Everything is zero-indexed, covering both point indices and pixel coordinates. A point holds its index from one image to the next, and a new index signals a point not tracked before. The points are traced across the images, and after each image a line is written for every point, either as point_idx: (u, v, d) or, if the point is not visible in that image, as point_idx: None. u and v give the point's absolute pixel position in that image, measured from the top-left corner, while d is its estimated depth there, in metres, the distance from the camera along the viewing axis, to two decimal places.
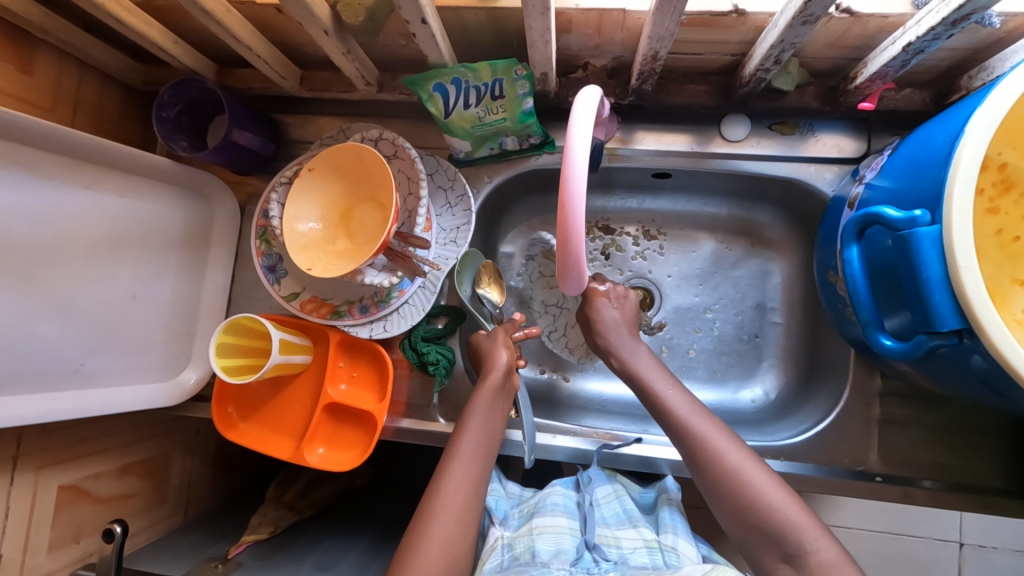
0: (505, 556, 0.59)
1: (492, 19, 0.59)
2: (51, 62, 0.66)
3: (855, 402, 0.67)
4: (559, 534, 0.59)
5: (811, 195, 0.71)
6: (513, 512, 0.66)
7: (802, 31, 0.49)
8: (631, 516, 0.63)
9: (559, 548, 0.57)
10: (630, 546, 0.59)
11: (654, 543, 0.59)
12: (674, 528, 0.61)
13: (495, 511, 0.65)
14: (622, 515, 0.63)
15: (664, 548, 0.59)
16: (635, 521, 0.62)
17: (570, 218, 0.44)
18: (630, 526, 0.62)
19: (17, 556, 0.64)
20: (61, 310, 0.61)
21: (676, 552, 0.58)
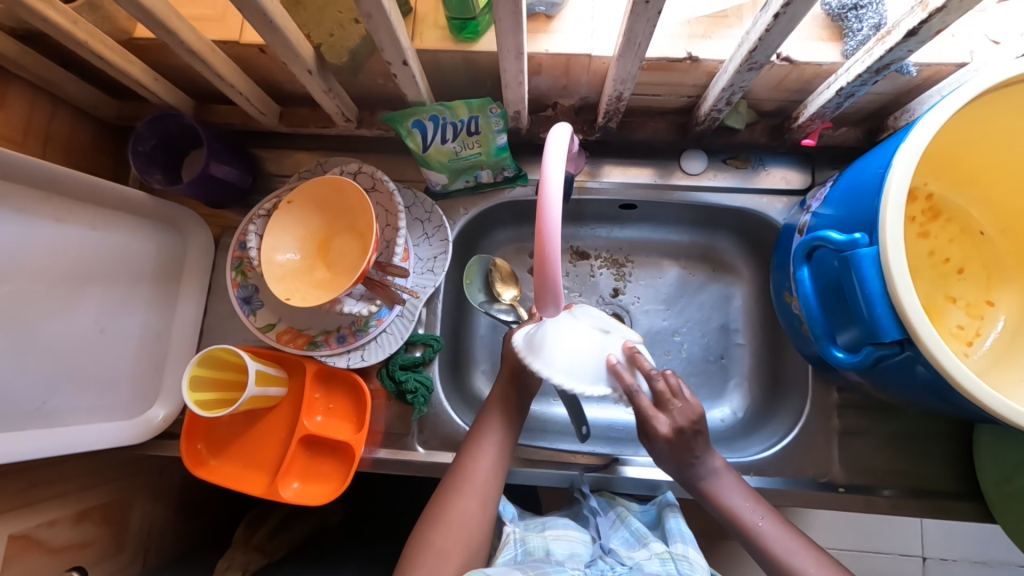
0: (518, 550, 0.61)
1: (467, 62, 0.63)
2: (24, 96, 0.66)
3: (815, 416, 0.72)
4: (572, 541, 0.62)
5: (765, 223, 0.77)
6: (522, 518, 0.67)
7: (748, 76, 0.54)
8: (640, 537, 0.63)
9: (573, 550, 0.61)
10: (643, 559, 0.59)
11: (665, 553, 0.59)
12: (683, 538, 0.61)
13: (505, 512, 0.66)
14: (630, 537, 0.63)
15: (675, 557, 0.59)
16: (644, 540, 0.62)
17: (547, 243, 0.45)
18: (641, 546, 0.62)
19: None
20: (27, 344, 0.59)
21: (689, 561, 0.58)
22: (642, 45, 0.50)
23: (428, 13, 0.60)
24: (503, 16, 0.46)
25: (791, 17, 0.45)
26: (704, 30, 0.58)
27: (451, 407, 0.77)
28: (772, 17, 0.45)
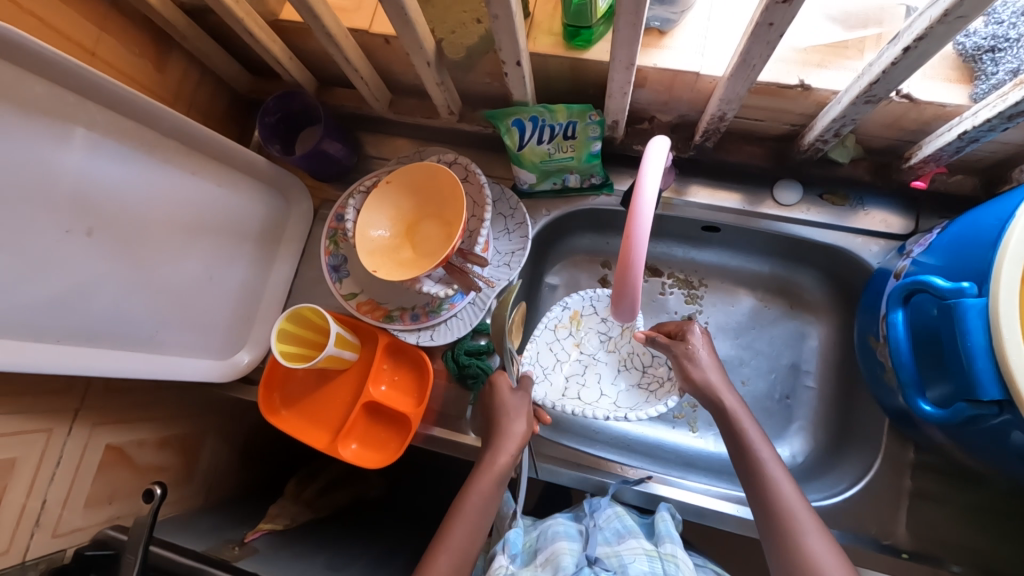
0: None
1: (575, 69, 0.65)
2: (179, 64, 0.75)
3: (885, 473, 0.68)
4: (559, 556, 0.59)
5: (855, 264, 0.74)
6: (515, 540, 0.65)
7: (864, 109, 0.53)
8: (631, 530, 0.62)
9: (558, 567, 0.57)
10: (630, 555, 0.58)
11: (654, 552, 0.59)
12: (672, 538, 0.60)
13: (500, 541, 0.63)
14: (620, 530, 0.63)
15: (664, 557, 0.58)
16: (635, 534, 0.62)
17: (634, 249, 0.48)
18: (631, 538, 0.61)
19: (58, 507, 0.66)
20: (152, 278, 0.66)
21: (676, 562, 0.57)
22: (757, 68, 0.50)
23: (545, 20, 0.63)
24: (623, 27, 0.48)
25: (921, 53, 0.44)
26: (820, 59, 0.57)
27: None
28: (900, 50, 0.44)
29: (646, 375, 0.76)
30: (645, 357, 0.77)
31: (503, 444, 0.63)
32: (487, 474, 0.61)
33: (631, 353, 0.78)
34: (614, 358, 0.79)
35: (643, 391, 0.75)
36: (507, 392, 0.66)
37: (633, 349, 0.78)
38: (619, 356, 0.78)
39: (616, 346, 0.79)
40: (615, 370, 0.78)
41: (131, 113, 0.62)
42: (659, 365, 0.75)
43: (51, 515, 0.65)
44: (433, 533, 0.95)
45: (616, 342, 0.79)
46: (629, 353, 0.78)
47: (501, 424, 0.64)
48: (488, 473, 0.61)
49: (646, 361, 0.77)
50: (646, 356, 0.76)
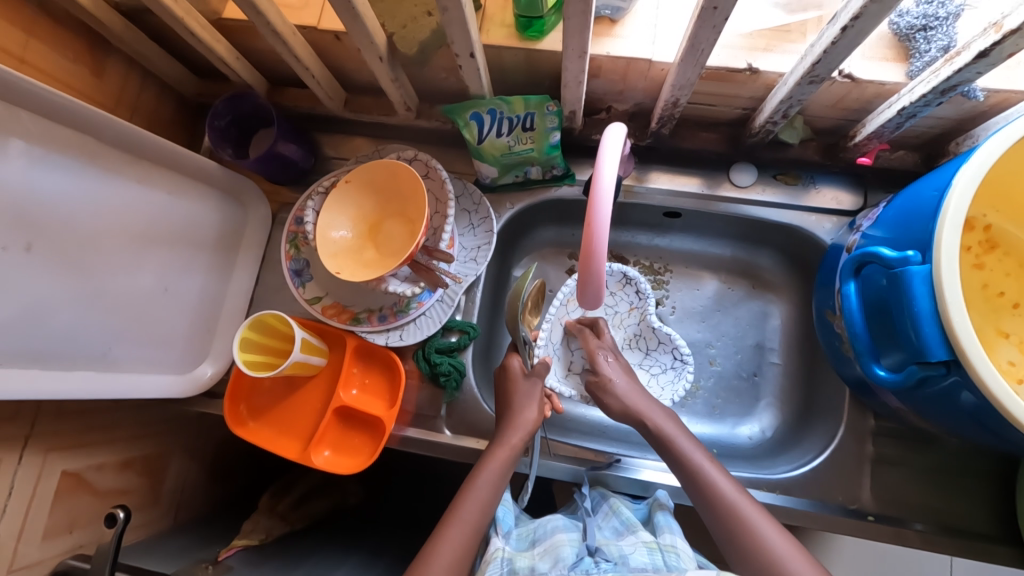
0: (503, 569, 0.57)
1: (529, 61, 0.65)
2: (119, 68, 0.71)
3: (849, 440, 0.70)
4: (558, 547, 0.58)
5: (811, 242, 0.76)
6: (513, 531, 0.64)
7: (809, 89, 0.54)
8: (629, 526, 0.61)
9: (558, 557, 0.56)
10: (630, 547, 0.57)
11: (653, 543, 0.58)
12: (671, 529, 0.60)
13: (498, 524, 0.64)
14: (619, 527, 0.62)
15: (664, 549, 0.57)
16: (633, 528, 0.61)
17: (596, 236, 0.48)
18: (629, 533, 0.60)
19: (12, 541, 0.63)
20: (100, 292, 0.63)
21: (677, 552, 0.56)
22: (705, 52, 0.51)
23: (496, 12, 0.63)
24: (573, 16, 0.48)
25: (858, 32, 0.45)
26: (765, 43, 0.59)
27: (480, 393, 0.78)
28: (838, 30, 0.46)
29: (649, 356, 0.78)
30: (652, 340, 0.79)
31: (518, 426, 0.64)
32: (505, 450, 0.62)
33: (637, 334, 0.80)
34: (619, 334, 0.80)
35: (646, 372, 0.78)
36: (519, 378, 0.69)
37: (639, 329, 0.79)
38: (624, 334, 0.80)
39: (622, 323, 0.80)
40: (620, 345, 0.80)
41: (67, 121, 0.59)
42: (666, 353, 0.77)
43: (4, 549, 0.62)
44: (415, 534, 0.94)
45: (623, 319, 0.80)
46: (635, 333, 0.80)
47: (516, 407, 0.66)
48: (504, 451, 0.62)
49: (653, 346, 0.79)
50: (653, 341, 0.78)
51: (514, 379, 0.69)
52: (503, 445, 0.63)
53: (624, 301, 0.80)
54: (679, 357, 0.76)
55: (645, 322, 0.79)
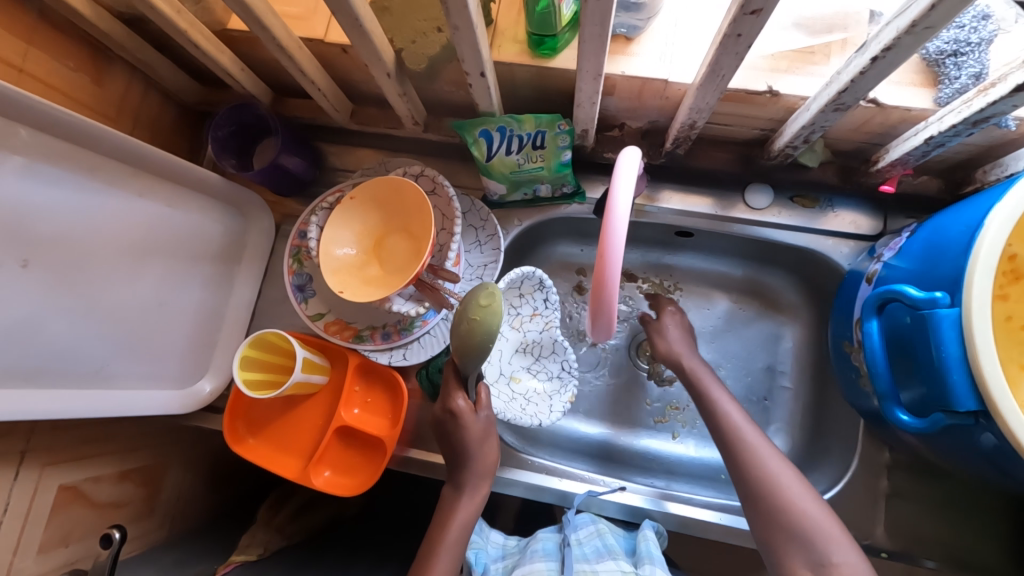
0: None
1: (540, 78, 0.63)
2: (120, 77, 0.70)
3: (862, 473, 0.68)
4: None
5: (828, 266, 0.74)
6: (497, 563, 0.67)
7: (833, 116, 0.52)
8: (610, 551, 0.63)
9: None
10: None
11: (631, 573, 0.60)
12: (651, 559, 0.61)
13: (477, 561, 0.66)
14: (600, 549, 0.64)
15: None
16: (614, 554, 0.63)
17: (608, 270, 0.47)
18: (609, 559, 0.62)
19: (7, 555, 0.62)
20: (96, 306, 0.62)
21: None
22: (725, 77, 0.48)
23: (508, 27, 0.61)
24: (589, 39, 0.46)
25: (889, 62, 0.43)
26: (787, 64, 0.57)
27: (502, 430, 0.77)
28: (868, 60, 0.43)
29: (539, 363, 0.77)
30: (545, 349, 0.76)
31: (478, 475, 0.65)
32: (473, 500, 0.64)
33: (537, 341, 0.76)
34: (516, 337, 0.77)
35: (533, 378, 0.76)
36: (470, 418, 0.63)
37: (539, 336, 0.76)
38: (523, 339, 0.77)
39: (522, 326, 0.77)
40: (513, 350, 0.77)
41: (67, 135, 0.58)
42: (556, 363, 0.76)
43: (1, 562, 0.61)
44: (415, 548, 0.93)
45: (525, 323, 0.77)
46: (534, 339, 0.77)
47: (472, 454, 0.64)
48: (469, 504, 0.64)
49: (544, 352, 0.77)
50: (548, 349, 0.76)
51: (466, 417, 0.63)
52: (466, 499, 0.64)
53: (528, 305, 0.75)
54: (569, 369, 0.76)
55: (546, 331, 0.76)
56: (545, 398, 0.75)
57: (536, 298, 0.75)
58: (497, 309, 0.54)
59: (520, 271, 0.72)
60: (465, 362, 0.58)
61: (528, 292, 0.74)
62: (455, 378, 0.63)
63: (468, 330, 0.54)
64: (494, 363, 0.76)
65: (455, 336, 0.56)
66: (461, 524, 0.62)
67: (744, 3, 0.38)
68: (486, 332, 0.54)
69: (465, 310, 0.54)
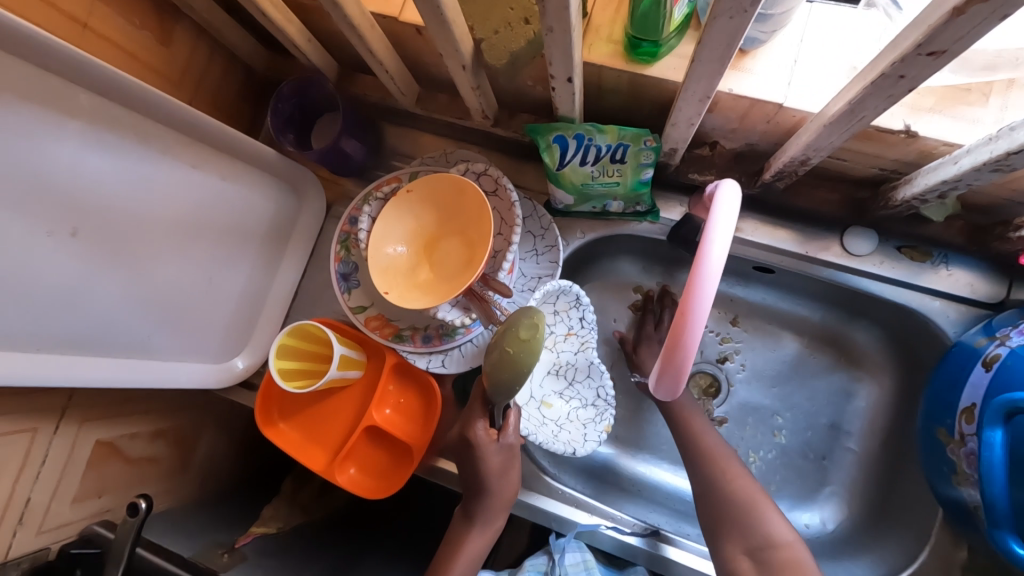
0: None
1: (633, 86, 0.56)
2: (187, 38, 0.67)
3: (930, 569, 0.61)
4: None
5: (927, 330, 0.65)
6: None
7: (988, 176, 0.43)
8: None
9: None
10: None
11: None
12: None
13: None
14: None
15: None
16: None
17: (689, 328, 0.41)
18: None
19: (45, 499, 0.63)
20: (142, 278, 0.60)
21: None
22: (865, 119, 0.40)
23: (604, 23, 0.53)
24: (708, 59, 0.39)
25: None
26: (935, 102, 0.47)
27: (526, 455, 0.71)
28: None
29: (572, 387, 0.73)
30: (578, 372, 0.72)
31: (498, 506, 0.64)
32: (483, 535, 0.64)
33: (570, 363, 0.73)
34: (548, 358, 0.73)
35: (566, 403, 0.73)
36: (489, 448, 0.61)
37: (574, 358, 0.72)
38: (555, 360, 0.73)
39: (556, 347, 0.73)
40: (545, 371, 0.74)
41: (124, 99, 0.55)
42: (591, 389, 0.72)
43: (37, 507, 0.62)
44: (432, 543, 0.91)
45: (558, 343, 0.72)
46: (566, 360, 0.73)
47: (491, 485, 0.63)
48: (480, 537, 0.64)
49: (576, 375, 0.73)
50: (582, 373, 0.72)
51: (484, 448, 0.61)
52: (478, 530, 0.64)
53: (563, 325, 0.71)
54: (604, 397, 0.71)
55: (581, 353, 0.72)
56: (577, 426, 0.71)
57: (570, 318, 0.70)
58: (534, 348, 0.52)
59: (559, 284, 0.67)
60: (495, 391, 0.57)
61: (562, 310, 0.70)
62: (481, 402, 0.61)
63: (500, 360, 0.54)
64: (525, 386, 0.73)
65: (489, 363, 0.55)
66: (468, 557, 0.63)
67: (922, 41, 0.30)
68: (518, 367, 0.53)
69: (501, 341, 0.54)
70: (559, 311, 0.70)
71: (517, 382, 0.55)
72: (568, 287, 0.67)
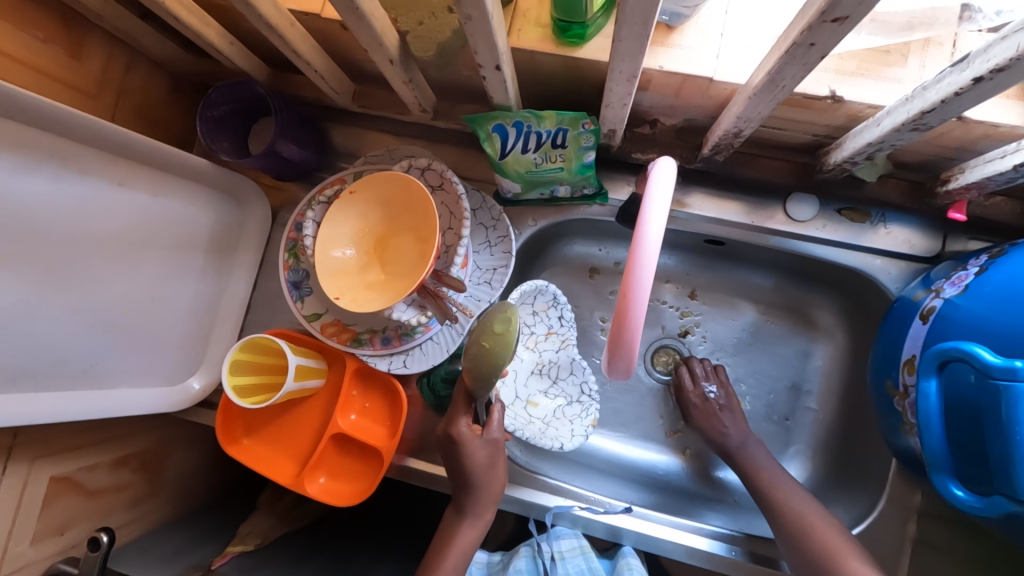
0: None
1: (566, 68, 0.55)
2: (99, 49, 0.63)
3: (890, 515, 0.63)
4: None
5: (872, 288, 0.67)
6: None
7: (908, 135, 0.44)
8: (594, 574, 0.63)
9: None
10: None
11: None
12: None
13: None
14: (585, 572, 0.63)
15: None
16: None
17: (633, 308, 0.41)
18: None
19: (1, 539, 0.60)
20: (76, 306, 0.57)
21: None
22: (787, 88, 0.41)
23: (530, 7, 0.52)
24: (627, 37, 0.38)
25: (996, 83, 0.35)
26: (856, 66, 0.48)
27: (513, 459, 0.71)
28: (969, 80, 0.35)
29: (556, 386, 0.75)
30: (562, 369, 0.75)
31: (487, 501, 0.63)
32: (473, 528, 0.63)
33: (553, 361, 0.75)
34: (531, 358, 0.76)
35: (551, 402, 0.74)
36: (473, 444, 0.61)
37: (556, 356, 0.75)
38: (539, 360, 0.76)
39: (538, 347, 0.76)
40: (529, 371, 0.75)
41: (33, 119, 0.52)
42: (575, 385, 0.74)
43: None
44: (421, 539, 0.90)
45: (539, 344, 0.76)
46: (549, 359, 0.76)
47: (477, 479, 0.62)
48: (471, 529, 0.62)
49: (560, 373, 0.75)
50: (566, 370, 0.75)
51: (468, 444, 0.61)
52: (470, 523, 0.62)
53: (543, 324, 0.75)
54: (588, 392, 0.74)
55: (563, 350, 0.75)
56: (564, 421, 0.72)
57: (548, 319, 0.74)
58: (508, 341, 0.53)
59: (535, 284, 0.71)
60: (476, 386, 0.57)
61: (540, 311, 0.74)
62: (464, 400, 0.61)
63: (478, 353, 0.54)
64: (510, 385, 0.73)
65: (467, 358, 0.56)
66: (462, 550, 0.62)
67: (826, 9, 0.30)
68: (494, 361, 0.54)
69: (475, 334, 0.55)
70: (537, 312, 0.74)
71: (496, 376, 0.55)
72: (545, 287, 0.72)
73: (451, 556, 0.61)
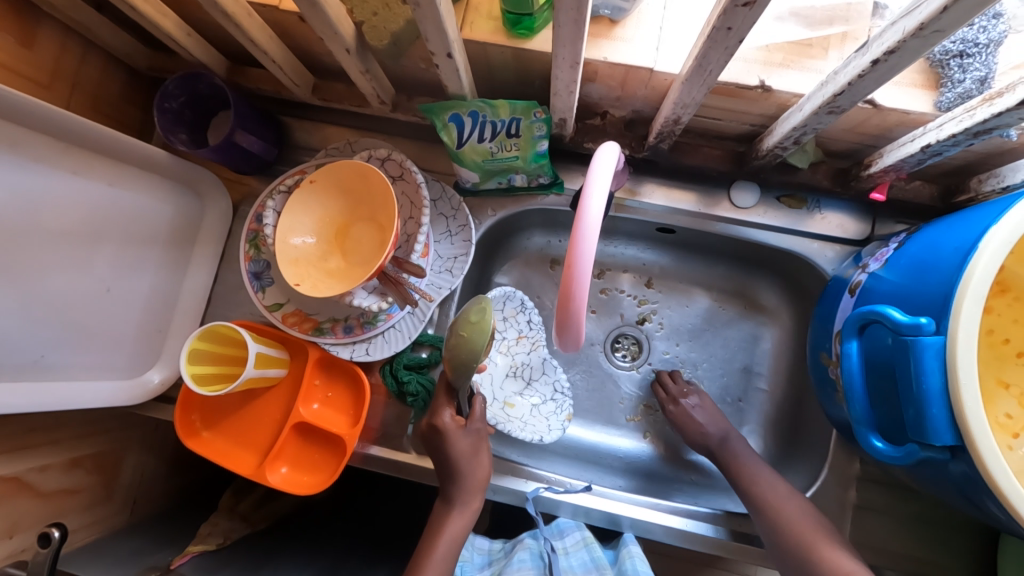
0: None
1: (517, 60, 0.58)
2: (53, 39, 0.63)
3: (832, 483, 0.67)
4: None
5: (811, 270, 0.71)
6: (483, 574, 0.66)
7: (826, 119, 0.48)
8: (598, 565, 0.63)
9: None
10: None
11: None
12: None
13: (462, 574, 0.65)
14: (590, 563, 0.63)
15: None
16: (602, 569, 0.62)
17: (577, 278, 0.43)
18: None
19: None
20: (26, 296, 0.57)
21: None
22: (714, 73, 0.44)
23: (481, 2, 0.55)
24: (565, 24, 0.41)
25: (891, 66, 0.39)
26: (782, 57, 0.52)
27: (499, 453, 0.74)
28: (868, 63, 0.39)
29: (531, 386, 0.77)
30: (535, 370, 0.78)
31: (470, 488, 0.63)
32: (463, 516, 0.62)
33: (525, 363, 0.78)
34: (505, 362, 0.78)
35: (527, 402, 0.76)
36: (456, 433, 0.63)
37: (528, 358, 0.78)
38: (511, 363, 0.78)
39: (510, 351, 0.78)
40: (503, 374, 0.77)
41: None
42: (549, 384, 0.77)
43: None
44: (392, 533, 0.90)
45: (511, 348, 0.78)
46: (522, 361, 0.78)
47: (463, 468, 0.62)
48: (461, 518, 0.62)
49: (533, 374, 0.78)
50: (539, 371, 0.78)
51: (452, 434, 0.63)
52: (459, 512, 0.62)
53: (514, 329, 0.78)
54: (561, 390, 0.77)
55: (533, 352, 0.78)
56: (540, 417, 0.75)
57: (518, 323, 0.78)
58: (485, 328, 0.54)
59: (503, 291, 0.76)
60: (456, 377, 0.59)
61: (510, 316, 0.78)
62: (447, 392, 0.64)
63: (456, 344, 0.55)
64: (488, 387, 0.75)
65: (448, 350, 0.57)
66: (451, 535, 0.61)
67: None
68: (471, 350, 0.54)
69: (457, 320, 0.56)
70: (507, 317, 0.78)
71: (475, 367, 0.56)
72: (513, 291, 0.77)
73: (440, 544, 0.60)
